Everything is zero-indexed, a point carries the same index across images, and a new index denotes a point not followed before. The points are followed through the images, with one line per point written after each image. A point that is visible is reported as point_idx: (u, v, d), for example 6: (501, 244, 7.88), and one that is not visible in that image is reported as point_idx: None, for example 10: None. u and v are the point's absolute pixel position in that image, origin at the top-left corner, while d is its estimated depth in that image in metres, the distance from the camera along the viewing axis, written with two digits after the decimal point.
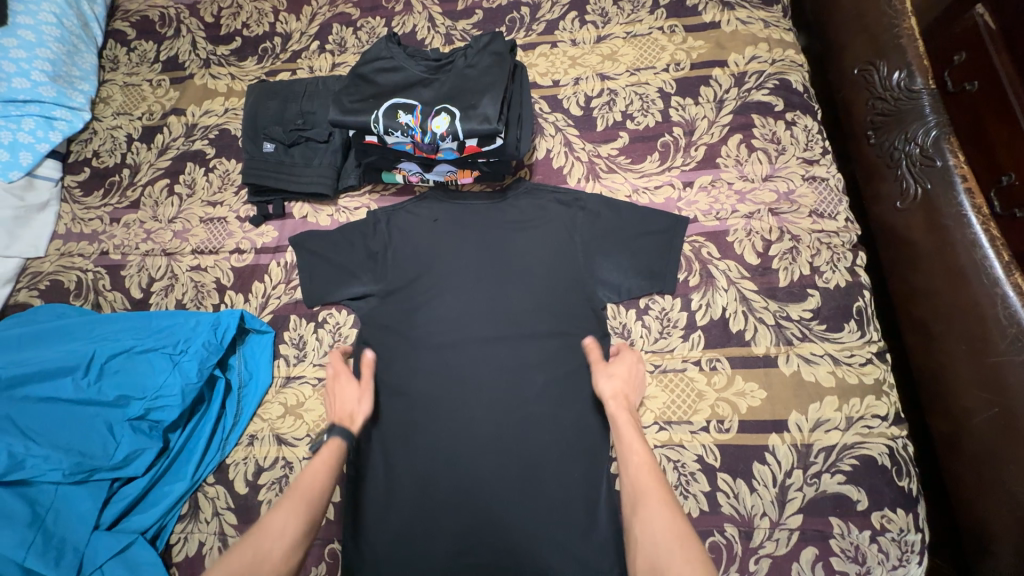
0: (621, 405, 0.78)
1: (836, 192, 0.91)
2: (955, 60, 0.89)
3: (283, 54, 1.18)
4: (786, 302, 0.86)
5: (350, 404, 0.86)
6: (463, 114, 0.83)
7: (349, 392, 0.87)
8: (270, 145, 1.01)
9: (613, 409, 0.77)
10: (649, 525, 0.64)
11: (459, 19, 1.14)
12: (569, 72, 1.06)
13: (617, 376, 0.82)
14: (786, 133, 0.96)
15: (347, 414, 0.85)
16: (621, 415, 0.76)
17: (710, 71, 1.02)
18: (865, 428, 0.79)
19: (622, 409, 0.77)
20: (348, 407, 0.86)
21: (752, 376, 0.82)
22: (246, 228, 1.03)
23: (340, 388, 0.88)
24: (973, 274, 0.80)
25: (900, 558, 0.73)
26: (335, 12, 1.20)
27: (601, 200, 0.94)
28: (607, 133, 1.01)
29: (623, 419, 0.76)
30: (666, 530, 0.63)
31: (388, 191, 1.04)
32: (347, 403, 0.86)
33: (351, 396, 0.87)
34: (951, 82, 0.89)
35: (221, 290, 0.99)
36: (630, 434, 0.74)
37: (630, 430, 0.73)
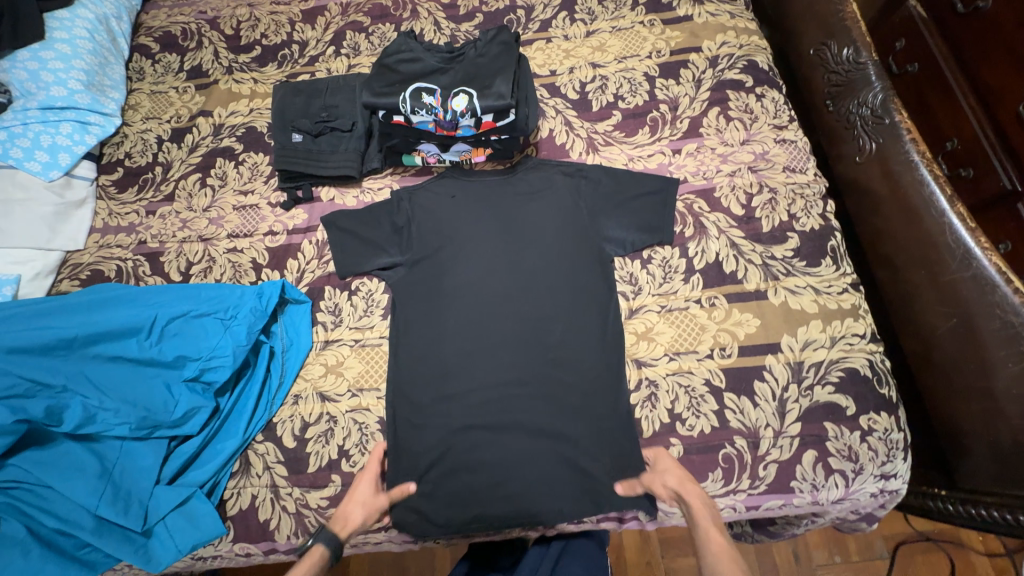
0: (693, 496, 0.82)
1: (804, 151, 1.05)
2: (897, 46, 1.15)
3: (301, 59, 1.30)
4: (770, 244, 0.98)
5: (353, 506, 0.85)
6: (480, 93, 0.95)
7: (363, 496, 0.86)
8: (299, 135, 1.11)
9: (689, 500, 0.81)
10: None
11: (462, 22, 1.27)
12: (564, 62, 1.20)
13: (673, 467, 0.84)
14: (757, 104, 1.10)
15: (343, 517, 0.84)
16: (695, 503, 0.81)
17: (687, 56, 1.16)
18: (847, 345, 0.90)
19: (695, 498, 0.81)
20: (350, 510, 0.85)
21: (747, 307, 0.93)
22: (277, 213, 1.12)
23: (360, 490, 0.87)
24: (923, 209, 0.94)
25: (888, 454, 0.84)
26: (348, 21, 1.32)
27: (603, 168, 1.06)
28: (602, 113, 1.14)
29: (695, 509, 0.80)
30: None
31: (409, 172, 1.13)
32: (354, 504, 0.85)
33: (359, 499, 0.86)
34: (896, 65, 1.15)
35: (257, 268, 1.07)
36: (706, 526, 0.79)
37: (710, 527, 0.78)
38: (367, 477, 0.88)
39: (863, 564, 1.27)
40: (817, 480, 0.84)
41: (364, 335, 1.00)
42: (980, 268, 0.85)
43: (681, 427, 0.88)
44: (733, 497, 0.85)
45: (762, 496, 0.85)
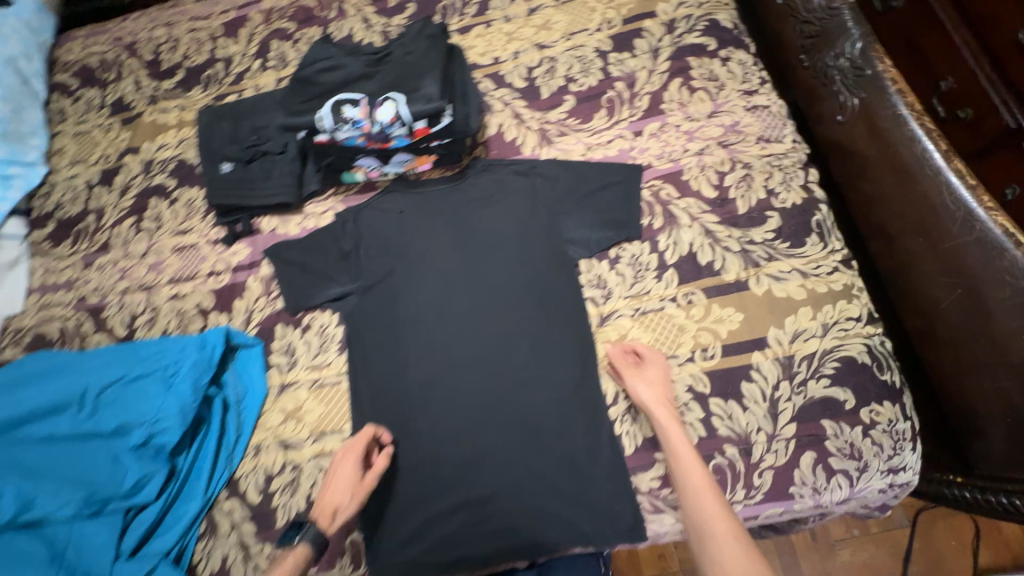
0: (658, 405, 0.78)
1: (778, 117, 0.95)
2: None
3: (227, 78, 1.20)
4: (748, 227, 0.88)
5: (340, 494, 0.78)
6: (408, 98, 0.85)
7: (348, 480, 0.79)
8: (228, 165, 1.03)
9: (637, 389, 0.80)
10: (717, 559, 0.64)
11: (392, 15, 1.16)
12: (506, 48, 1.09)
13: (645, 387, 0.79)
14: (722, 69, 1.00)
15: (332, 507, 0.77)
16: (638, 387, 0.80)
17: (641, 24, 1.05)
18: (841, 331, 0.82)
19: (643, 385, 0.80)
20: (336, 497, 0.78)
21: (727, 302, 0.85)
22: (218, 250, 1.04)
23: (344, 474, 0.79)
24: (916, 168, 0.84)
25: (894, 447, 0.77)
26: (271, 29, 1.22)
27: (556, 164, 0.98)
28: (553, 99, 1.04)
29: (642, 392, 0.79)
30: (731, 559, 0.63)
31: (352, 191, 1.04)
32: (340, 491, 0.78)
33: (345, 486, 0.79)
34: None
35: (203, 313, 1.00)
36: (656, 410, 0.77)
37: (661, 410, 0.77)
38: (350, 458, 0.80)
39: (883, 537, 1.20)
40: (818, 483, 0.76)
41: (322, 374, 0.93)
42: (984, 231, 0.76)
43: None
44: None
45: (760, 505, 0.78)
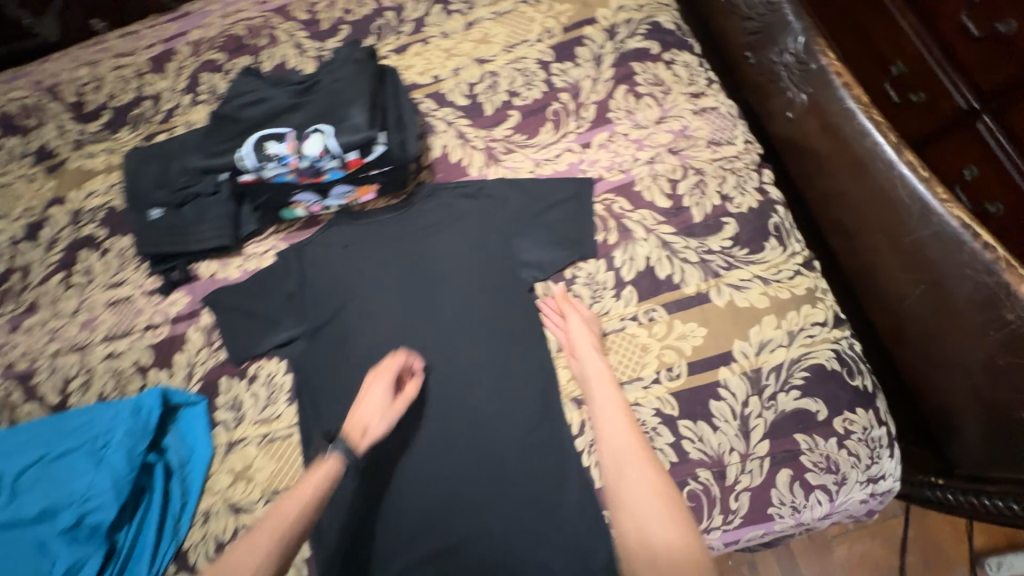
0: (592, 344, 0.80)
1: (727, 119, 0.92)
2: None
3: (156, 115, 1.13)
4: (705, 236, 0.85)
5: (370, 414, 0.77)
6: (336, 128, 0.80)
7: (380, 402, 0.78)
8: (158, 211, 0.96)
9: (577, 330, 0.81)
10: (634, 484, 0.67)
11: (326, 38, 1.11)
12: (446, 65, 1.05)
13: (580, 333, 0.81)
14: (667, 73, 0.97)
15: (363, 424, 0.76)
16: (575, 328, 0.82)
17: (582, 32, 1.02)
18: (808, 339, 0.79)
19: (580, 326, 0.81)
20: (366, 416, 0.77)
21: (690, 316, 0.81)
22: (155, 301, 0.97)
23: (376, 394, 0.78)
24: (870, 162, 0.81)
25: (871, 455, 0.74)
26: (201, 61, 1.16)
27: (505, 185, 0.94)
28: (497, 115, 1.00)
29: (579, 331, 0.81)
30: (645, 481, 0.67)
31: (294, 227, 0.98)
32: (372, 412, 0.77)
33: (375, 407, 0.78)
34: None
35: (142, 371, 0.93)
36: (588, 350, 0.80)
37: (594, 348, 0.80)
38: (382, 380, 0.79)
39: (879, 528, 1.16)
40: (797, 501, 0.73)
41: (271, 428, 0.87)
42: (941, 224, 0.73)
43: None
44: (707, 537, 0.74)
45: (739, 530, 0.74)
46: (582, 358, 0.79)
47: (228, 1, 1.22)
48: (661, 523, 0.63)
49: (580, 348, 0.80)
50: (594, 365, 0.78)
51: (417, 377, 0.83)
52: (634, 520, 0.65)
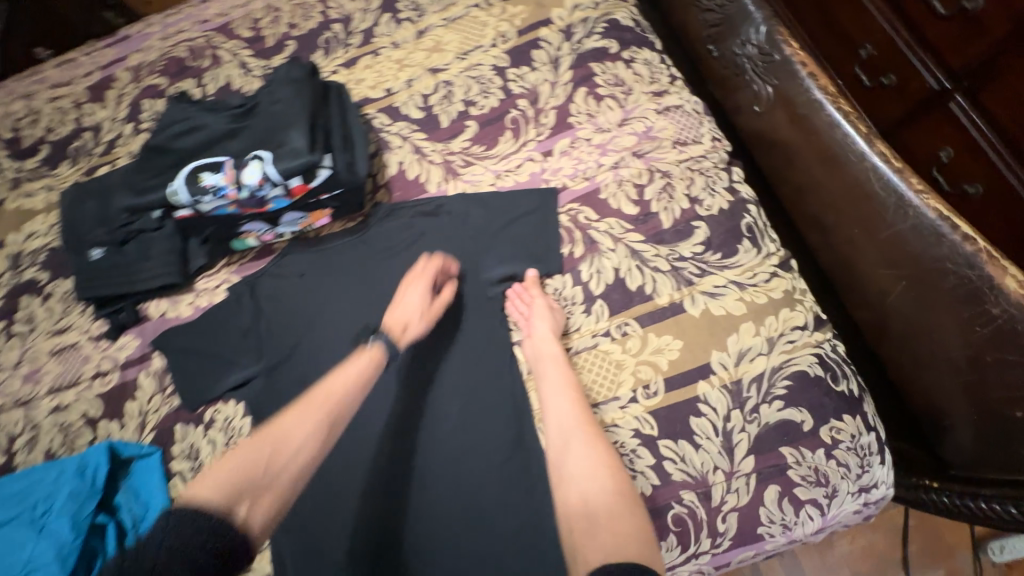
0: (551, 326, 0.77)
1: (692, 117, 0.89)
2: None
3: (98, 148, 1.07)
4: (675, 242, 0.81)
5: (408, 313, 0.78)
6: (274, 154, 0.75)
7: (420, 302, 0.78)
8: (99, 251, 0.90)
9: (538, 314, 0.78)
10: (580, 462, 0.66)
11: (272, 56, 1.06)
12: (398, 77, 1.00)
13: (540, 317, 0.77)
14: (628, 72, 0.92)
15: (403, 322, 0.76)
16: (534, 310, 0.78)
17: (537, 34, 0.97)
18: (788, 345, 0.75)
19: (540, 307, 0.78)
20: (406, 315, 0.77)
21: (664, 329, 0.77)
22: (102, 347, 0.91)
23: (417, 293, 0.78)
24: (842, 154, 0.78)
25: (861, 464, 0.70)
26: (142, 87, 1.10)
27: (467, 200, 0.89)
28: (454, 127, 0.95)
29: (539, 313, 0.78)
30: (593, 464, 0.66)
31: (246, 258, 0.93)
32: (412, 310, 0.77)
33: (416, 305, 0.78)
34: None
35: (92, 423, 0.87)
36: (545, 333, 0.77)
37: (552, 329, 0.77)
38: (422, 281, 0.78)
39: (880, 519, 1.12)
40: (787, 519, 0.69)
41: None
42: (918, 216, 0.70)
43: None
44: (696, 561, 0.70)
45: (729, 553, 0.70)
46: (537, 341, 0.77)
47: (168, 23, 1.16)
48: (609, 494, 0.63)
49: (535, 331, 0.77)
50: (548, 347, 0.76)
51: (455, 282, 0.83)
52: (581, 493, 0.64)
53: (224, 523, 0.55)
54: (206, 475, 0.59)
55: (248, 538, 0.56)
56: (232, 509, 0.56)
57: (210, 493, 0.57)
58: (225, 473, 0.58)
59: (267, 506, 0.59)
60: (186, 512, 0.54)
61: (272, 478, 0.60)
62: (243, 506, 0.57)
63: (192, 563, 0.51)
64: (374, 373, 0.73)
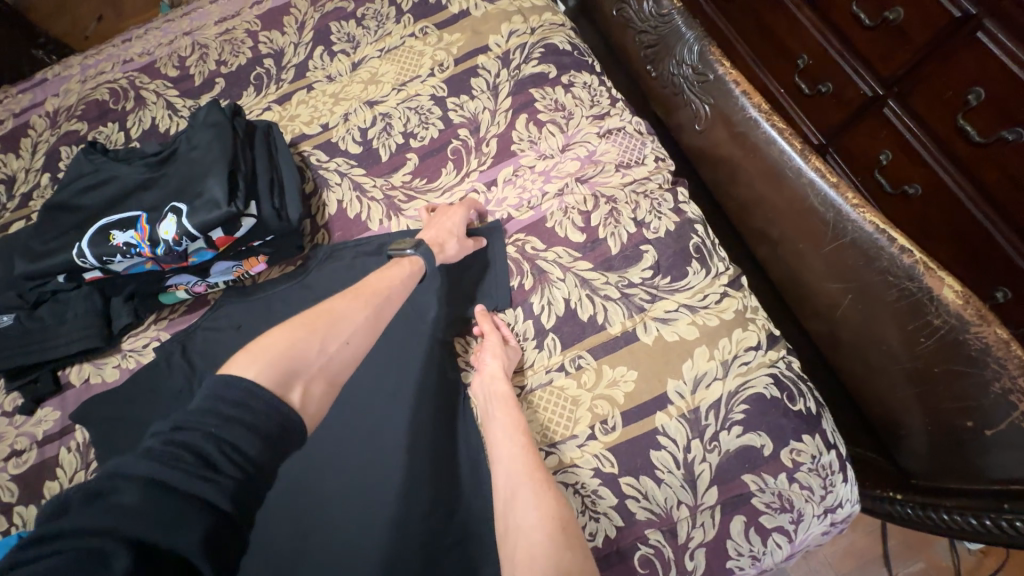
0: (500, 364, 0.73)
1: (635, 139, 0.88)
2: None
3: (11, 202, 0.99)
4: (624, 268, 0.79)
5: (447, 233, 0.78)
6: (190, 207, 0.71)
7: (457, 227, 0.79)
8: (6, 316, 0.83)
9: (488, 351, 0.74)
10: (527, 510, 0.60)
11: (200, 95, 1.01)
12: (334, 111, 0.96)
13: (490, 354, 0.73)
14: (567, 97, 0.91)
15: (439, 240, 0.77)
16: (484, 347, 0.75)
17: (475, 61, 0.96)
18: (743, 367, 0.73)
19: (493, 344, 0.74)
20: (444, 234, 0.78)
21: (618, 360, 0.75)
22: (17, 422, 0.84)
23: (455, 217, 0.80)
24: (781, 171, 0.78)
25: (824, 485, 0.69)
26: (59, 134, 1.03)
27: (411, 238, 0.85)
28: (394, 160, 0.91)
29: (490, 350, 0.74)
30: (542, 510, 0.60)
31: (177, 312, 0.87)
32: (449, 230, 0.78)
33: (453, 228, 0.79)
34: None
35: (6, 509, 0.79)
36: (494, 370, 0.72)
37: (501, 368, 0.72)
38: (461, 211, 0.81)
39: (858, 518, 1.09)
40: (755, 549, 0.67)
41: None
42: (857, 231, 0.70)
43: None
44: None
45: None
46: (487, 378, 0.73)
47: (88, 64, 1.09)
48: (555, 544, 0.57)
49: (484, 371, 0.73)
50: (498, 385, 0.72)
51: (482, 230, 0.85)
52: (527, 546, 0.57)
53: (275, 406, 0.50)
54: (255, 348, 0.54)
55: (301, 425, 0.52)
56: (288, 391, 0.52)
57: (261, 370, 0.52)
58: (273, 352, 0.54)
59: (318, 393, 0.55)
60: (237, 388, 0.48)
61: (323, 362, 0.58)
62: (296, 388, 0.53)
63: (242, 447, 0.45)
64: (412, 285, 0.73)
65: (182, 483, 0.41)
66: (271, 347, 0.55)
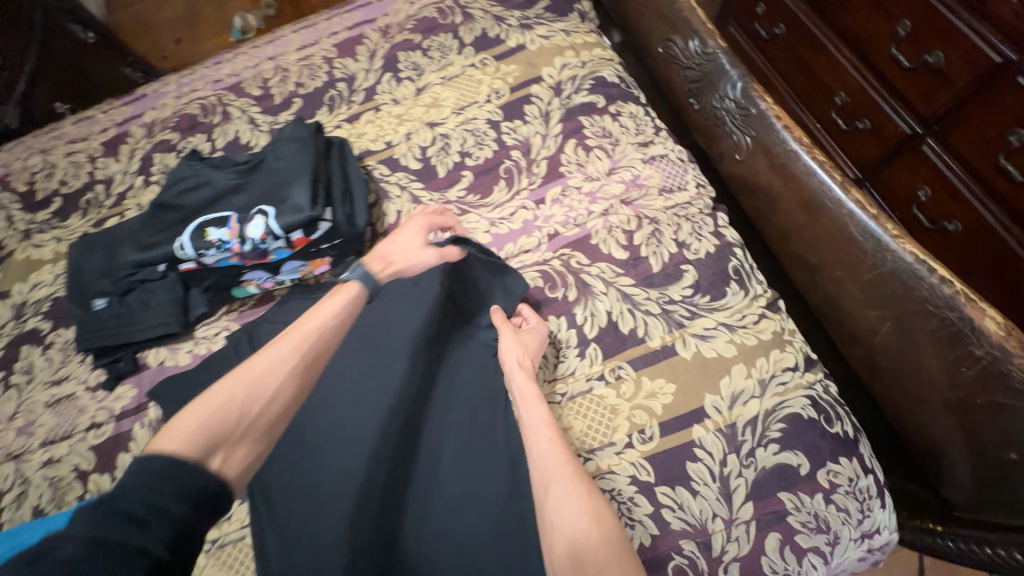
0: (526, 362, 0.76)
1: (677, 166, 0.93)
2: (778, 30, 1.33)
3: (108, 200, 1.11)
4: (665, 285, 0.83)
5: (395, 251, 0.80)
6: (277, 210, 0.79)
7: (405, 244, 0.81)
8: (102, 300, 0.92)
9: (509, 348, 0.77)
10: (564, 504, 0.61)
11: (279, 112, 1.12)
12: (398, 130, 1.05)
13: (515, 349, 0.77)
14: (614, 125, 0.98)
15: (385, 257, 0.78)
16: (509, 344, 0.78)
17: (529, 90, 1.04)
18: (780, 387, 0.76)
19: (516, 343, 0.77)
20: (390, 252, 0.79)
21: (657, 372, 0.78)
22: (98, 397, 0.91)
23: (404, 237, 0.82)
24: (820, 201, 0.81)
25: (861, 508, 0.70)
26: (154, 142, 1.16)
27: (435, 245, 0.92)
28: (451, 177, 0.99)
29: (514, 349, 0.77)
30: (579, 505, 0.61)
31: (246, 305, 0.96)
32: (396, 247, 0.80)
33: (402, 246, 0.80)
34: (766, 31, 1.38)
35: (83, 476, 0.86)
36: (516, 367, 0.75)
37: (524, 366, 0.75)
38: (413, 229, 0.83)
39: (894, 558, 1.06)
40: (790, 568, 0.67)
41: (222, 530, 0.78)
42: (897, 260, 0.72)
43: None
44: None
45: None
46: (513, 375, 0.75)
47: (183, 82, 1.23)
48: (596, 539, 0.58)
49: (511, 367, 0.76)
50: (523, 381, 0.74)
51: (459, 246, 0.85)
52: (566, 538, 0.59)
53: (201, 471, 0.48)
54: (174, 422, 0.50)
55: (228, 488, 0.50)
56: (208, 458, 0.49)
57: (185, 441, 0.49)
58: (195, 421, 0.50)
59: (244, 453, 0.52)
60: (160, 460, 0.46)
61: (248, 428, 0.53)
62: (218, 453, 0.50)
63: (175, 507, 0.44)
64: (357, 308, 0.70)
65: (116, 537, 0.41)
66: (184, 424, 0.50)
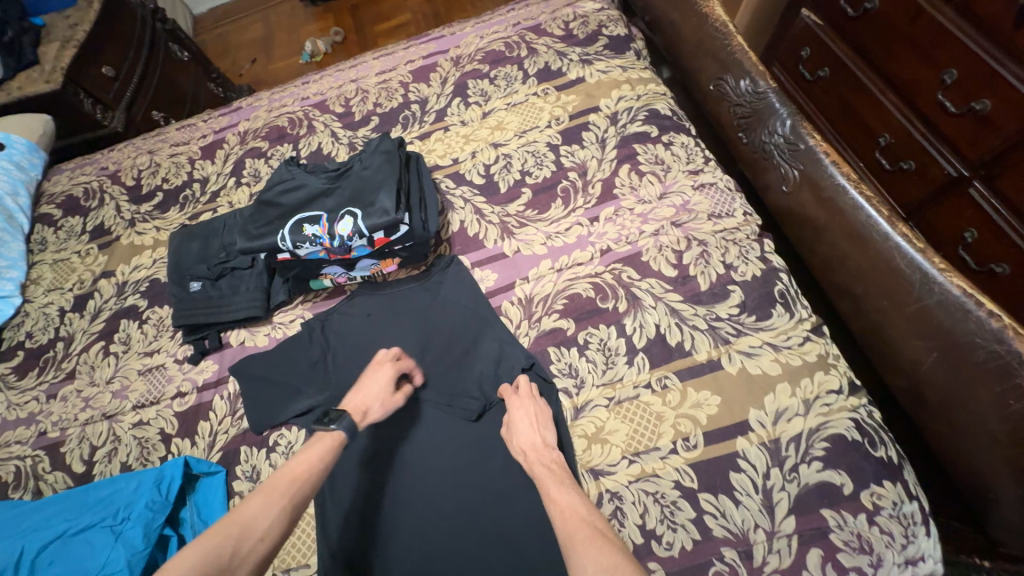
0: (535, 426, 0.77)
1: (726, 194, 0.99)
2: (823, 73, 1.39)
3: (203, 197, 1.25)
4: (712, 303, 0.89)
5: (371, 399, 0.79)
6: (364, 212, 0.90)
7: (382, 393, 0.80)
8: (197, 284, 1.04)
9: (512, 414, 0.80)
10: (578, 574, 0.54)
11: (358, 127, 1.25)
12: (464, 148, 1.16)
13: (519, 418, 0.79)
14: (666, 153, 1.05)
15: (362, 409, 0.77)
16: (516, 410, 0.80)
17: (587, 118, 1.13)
18: (825, 408, 0.78)
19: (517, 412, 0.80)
20: (368, 403, 0.79)
21: (703, 384, 0.82)
22: (185, 369, 1.02)
23: (376, 384, 0.81)
24: (867, 234, 0.85)
25: (906, 534, 0.70)
26: (246, 149, 1.30)
27: (468, 270, 1.01)
28: (511, 193, 1.08)
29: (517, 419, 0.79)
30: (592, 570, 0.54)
31: (319, 296, 1.05)
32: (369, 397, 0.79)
33: (378, 397, 0.80)
34: (810, 73, 1.45)
35: (166, 440, 0.94)
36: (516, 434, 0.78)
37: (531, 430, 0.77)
38: (388, 373, 0.82)
39: None
40: None
41: None
42: (944, 292, 0.75)
43: (657, 548, 0.73)
44: None
45: None
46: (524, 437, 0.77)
47: (274, 98, 1.38)
48: None
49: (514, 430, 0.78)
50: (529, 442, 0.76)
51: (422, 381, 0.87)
52: None
53: None
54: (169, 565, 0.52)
55: None
56: None
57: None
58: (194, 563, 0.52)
59: None
60: None
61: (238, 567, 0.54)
62: None
63: None
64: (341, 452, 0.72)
65: None
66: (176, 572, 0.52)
